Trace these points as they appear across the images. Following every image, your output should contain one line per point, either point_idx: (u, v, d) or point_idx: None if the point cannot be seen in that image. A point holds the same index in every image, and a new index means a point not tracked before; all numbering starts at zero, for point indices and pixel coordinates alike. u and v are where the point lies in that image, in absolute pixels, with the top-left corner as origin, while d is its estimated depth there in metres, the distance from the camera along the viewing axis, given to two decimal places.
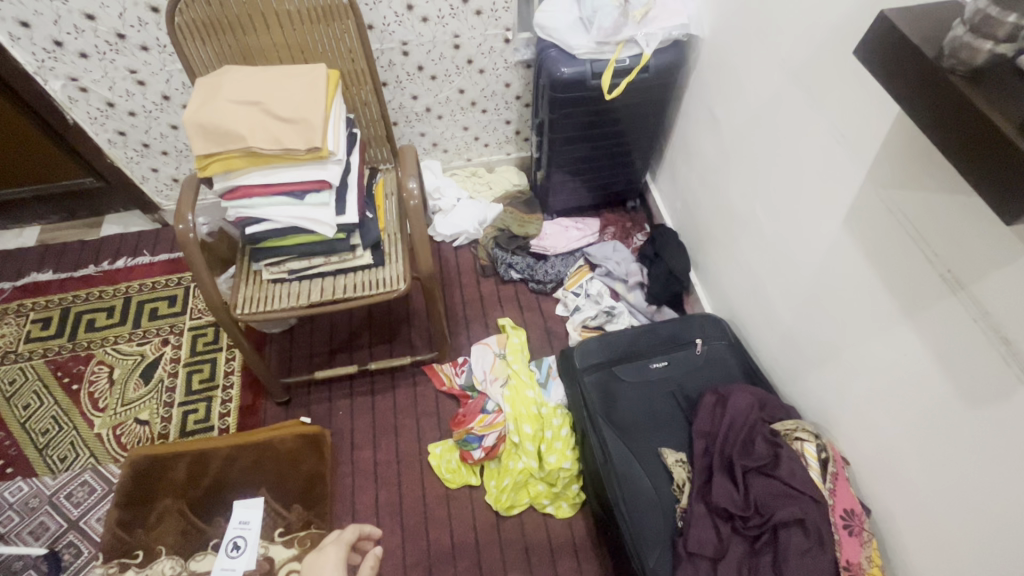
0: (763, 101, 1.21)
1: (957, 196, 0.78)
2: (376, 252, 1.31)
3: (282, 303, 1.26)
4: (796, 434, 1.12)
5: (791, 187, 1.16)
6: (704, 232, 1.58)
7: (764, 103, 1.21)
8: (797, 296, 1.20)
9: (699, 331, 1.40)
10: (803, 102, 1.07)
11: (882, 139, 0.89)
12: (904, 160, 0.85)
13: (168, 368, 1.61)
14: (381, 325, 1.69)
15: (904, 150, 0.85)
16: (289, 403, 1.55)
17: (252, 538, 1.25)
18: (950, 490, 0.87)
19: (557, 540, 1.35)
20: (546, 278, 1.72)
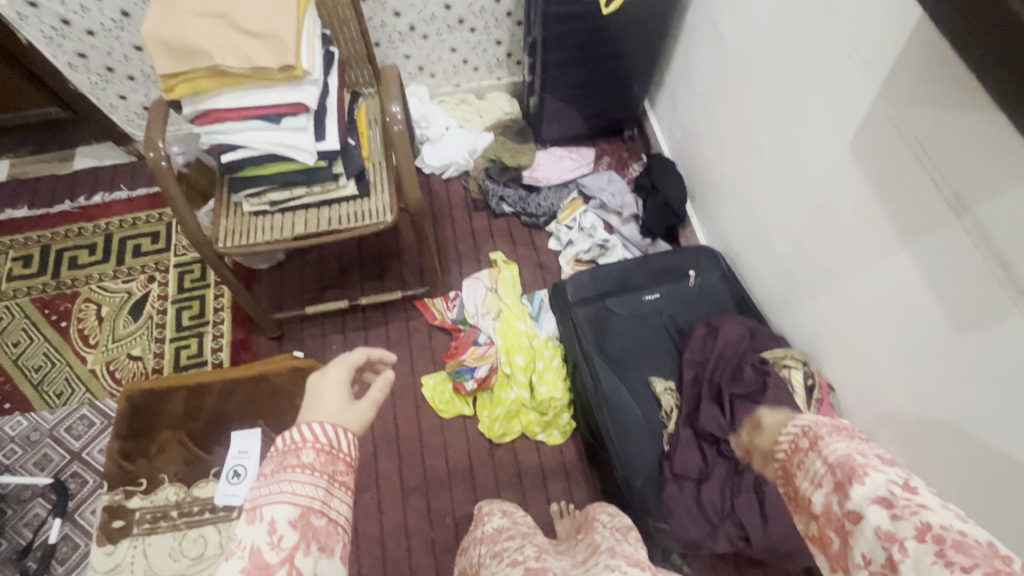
0: (772, 13, 1.12)
1: (972, 111, 0.73)
2: (361, 182, 1.25)
3: (265, 237, 1.22)
4: (786, 361, 1.14)
5: (796, 108, 1.09)
6: (703, 161, 1.52)
7: (773, 15, 1.12)
8: (795, 226, 1.18)
9: (693, 263, 1.38)
10: (816, 13, 0.99)
11: (897, 50, 0.83)
12: (920, 74, 0.80)
13: (156, 305, 1.59)
14: (371, 260, 1.66)
15: (920, 61, 0.79)
16: (282, 338, 1.55)
17: (252, 466, 1.31)
18: (934, 413, 0.89)
19: (549, 466, 1.40)
20: (539, 210, 1.67)
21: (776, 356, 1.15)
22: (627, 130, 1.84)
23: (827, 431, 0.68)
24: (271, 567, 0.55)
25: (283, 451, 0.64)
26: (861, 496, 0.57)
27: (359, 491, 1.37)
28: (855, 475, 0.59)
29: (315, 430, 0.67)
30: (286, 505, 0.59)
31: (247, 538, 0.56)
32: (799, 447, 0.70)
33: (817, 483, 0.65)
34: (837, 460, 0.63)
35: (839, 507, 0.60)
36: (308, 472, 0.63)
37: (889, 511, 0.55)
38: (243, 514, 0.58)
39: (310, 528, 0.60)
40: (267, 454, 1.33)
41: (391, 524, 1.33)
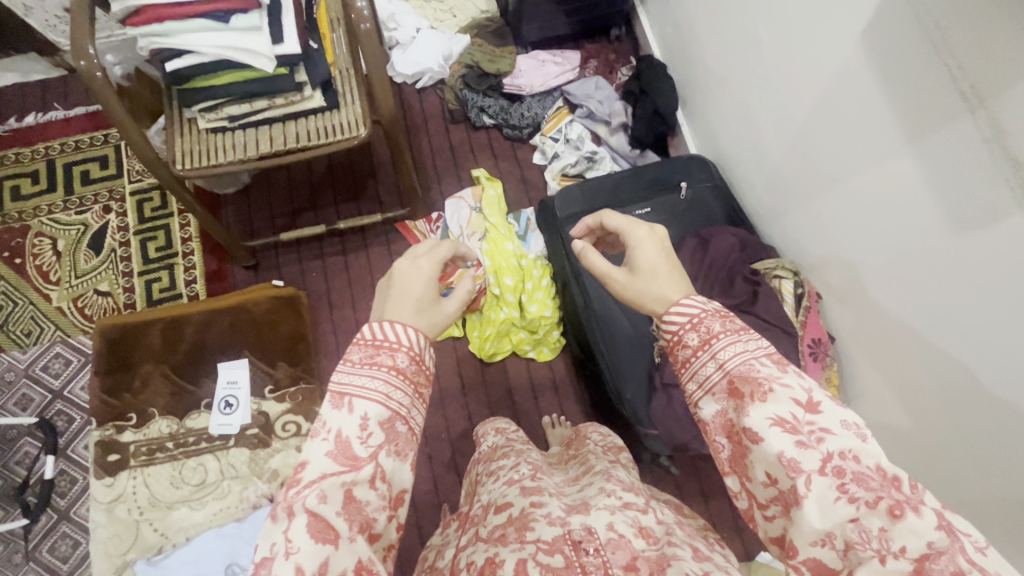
0: None
1: None
2: (328, 92, 1.13)
3: (228, 157, 1.11)
4: (776, 272, 1.11)
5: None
6: (698, 62, 1.42)
7: None
8: (793, 131, 1.12)
9: (685, 174, 1.33)
10: None
11: None
12: None
13: (118, 238, 1.49)
14: (345, 180, 1.56)
15: None
16: (258, 267, 1.48)
17: (243, 396, 1.30)
18: (914, 319, 0.91)
19: (540, 381, 1.43)
20: (522, 122, 1.57)
21: (768, 270, 1.13)
22: (614, 28, 1.69)
23: (721, 330, 0.64)
24: (359, 460, 0.55)
25: (376, 345, 0.61)
26: (762, 418, 0.57)
27: None
28: (757, 394, 0.58)
29: (402, 331, 0.62)
30: (376, 405, 0.57)
31: (339, 428, 0.55)
32: (684, 342, 0.66)
33: (707, 389, 0.64)
34: (738, 369, 0.61)
35: (735, 418, 0.61)
36: (399, 377, 0.60)
37: (793, 437, 0.55)
38: (330, 397, 0.57)
39: (395, 433, 0.58)
40: (257, 383, 1.31)
41: None
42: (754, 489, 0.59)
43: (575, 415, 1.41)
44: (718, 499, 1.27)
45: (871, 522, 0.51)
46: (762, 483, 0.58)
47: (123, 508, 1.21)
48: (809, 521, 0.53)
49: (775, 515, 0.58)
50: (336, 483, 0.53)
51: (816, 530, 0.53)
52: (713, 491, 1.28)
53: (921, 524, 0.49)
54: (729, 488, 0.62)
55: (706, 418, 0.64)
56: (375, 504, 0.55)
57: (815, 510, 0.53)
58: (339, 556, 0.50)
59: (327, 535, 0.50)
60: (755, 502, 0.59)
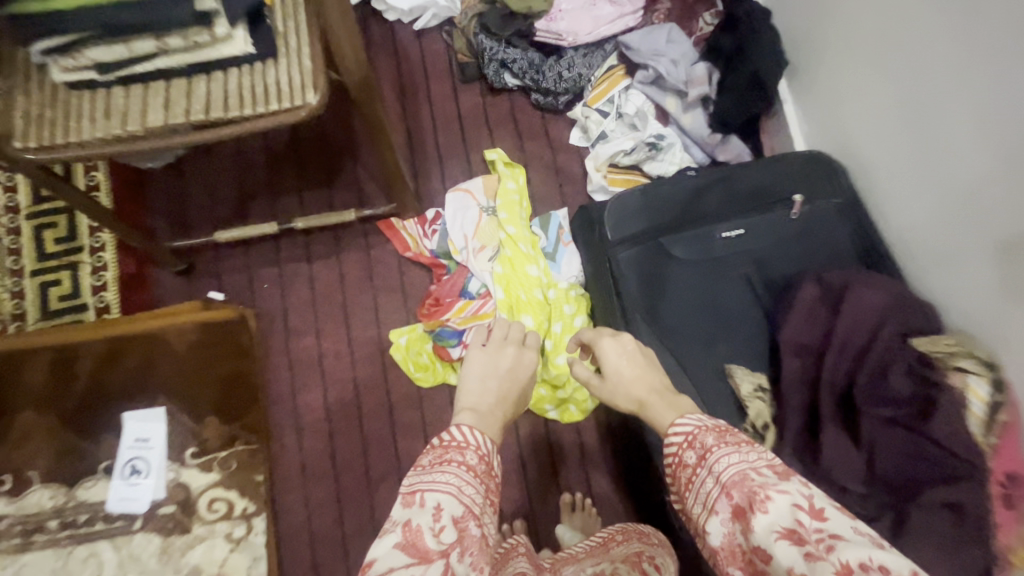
0: None
1: None
2: (259, 32, 0.72)
3: (97, 130, 0.70)
4: (958, 362, 0.68)
5: None
6: (829, 6, 0.94)
7: None
8: (1010, 137, 0.66)
9: (800, 182, 0.89)
10: None
11: None
12: None
13: (5, 223, 1.11)
14: (313, 157, 1.14)
15: None
16: (192, 273, 1.10)
17: (155, 461, 0.94)
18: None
19: (562, 450, 1.05)
20: (558, 86, 1.12)
21: (941, 352, 0.70)
22: None
23: (716, 442, 0.60)
24: (431, 556, 0.55)
25: (445, 446, 0.66)
26: (766, 530, 0.51)
27: (312, 481, 1.03)
28: (755, 504, 0.52)
29: (470, 432, 0.69)
30: (449, 497, 0.60)
31: (411, 517, 0.58)
32: (682, 462, 0.63)
33: (710, 507, 0.58)
34: (731, 480, 0.56)
35: (742, 542, 0.54)
36: (469, 471, 0.64)
37: (802, 549, 0.48)
38: (402, 497, 0.60)
39: (467, 535, 0.59)
40: (176, 443, 0.96)
41: (355, 522, 1.02)
42: None
43: (607, 499, 1.03)
44: None
45: None
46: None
47: None
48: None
49: None
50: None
51: None
52: None
53: None
54: None
55: (714, 545, 0.57)
56: None
57: None
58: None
59: None
60: None
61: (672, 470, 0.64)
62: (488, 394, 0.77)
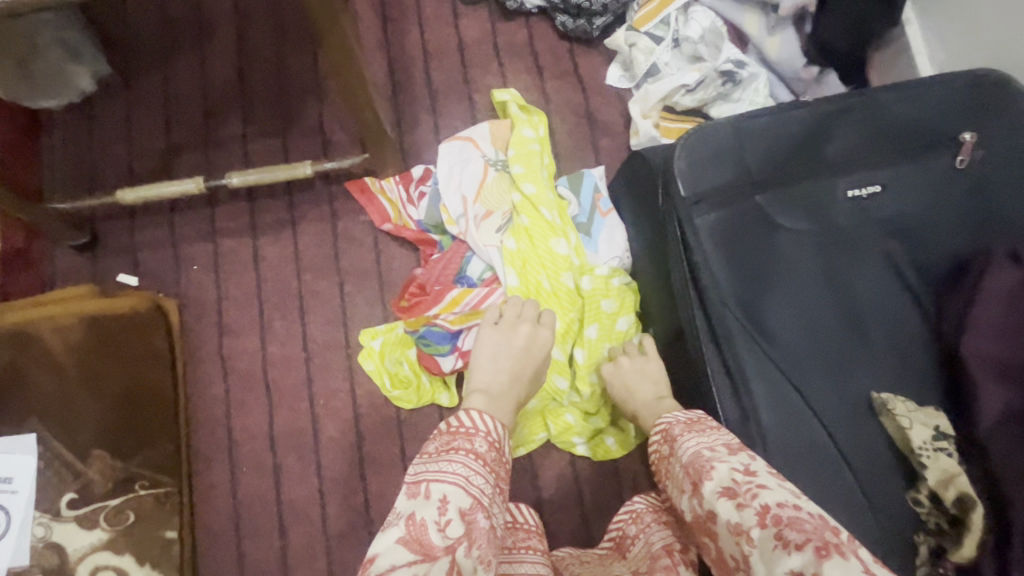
0: None
1: None
2: None
3: None
4: None
5: None
6: None
7: None
8: None
9: (970, 114, 0.59)
10: None
11: None
12: None
13: None
14: (264, 98, 0.86)
15: None
16: (98, 248, 0.82)
17: (18, 512, 0.66)
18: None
19: (598, 504, 0.74)
20: (594, 3, 0.83)
21: None
22: None
23: (684, 430, 0.51)
24: (436, 552, 0.41)
25: (451, 432, 0.50)
26: (709, 493, 0.44)
27: (248, 537, 0.75)
28: (697, 471, 0.45)
29: (480, 417, 0.52)
30: (458, 490, 0.44)
31: (413, 510, 0.42)
32: (661, 455, 0.52)
33: (678, 491, 0.48)
34: (687, 458, 0.47)
35: (698, 516, 0.45)
36: (480, 461, 0.48)
37: (731, 500, 0.42)
38: (403, 488, 0.45)
39: (476, 530, 0.43)
40: (50, 486, 0.68)
41: None
42: None
43: None
44: None
45: None
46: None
47: None
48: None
49: None
50: None
51: None
52: None
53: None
54: None
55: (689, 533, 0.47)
56: None
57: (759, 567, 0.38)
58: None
59: None
60: None
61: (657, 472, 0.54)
62: (501, 372, 0.60)
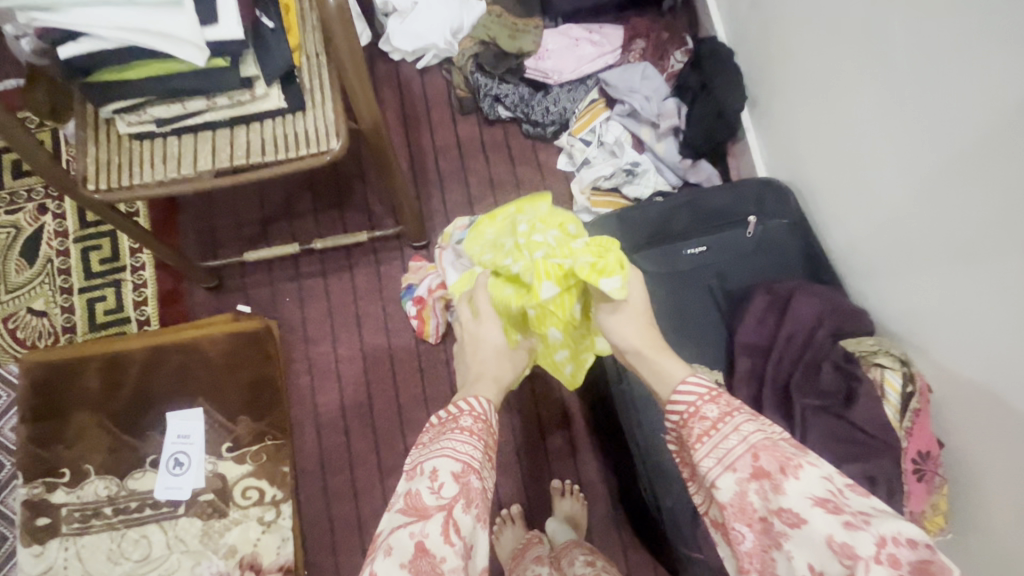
0: None
1: None
2: (290, 90, 0.85)
3: (156, 176, 0.84)
4: (875, 359, 0.83)
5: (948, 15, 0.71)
6: (779, 52, 1.09)
7: None
8: (924, 166, 0.79)
9: (755, 205, 1.03)
10: None
11: None
12: None
13: (55, 245, 1.24)
14: (327, 183, 1.28)
15: None
16: (221, 288, 1.24)
17: (196, 454, 1.08)
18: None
19: (553, 443, 1.19)
20: (546, 118, 1.26)
21: (863, 351, 0.85)
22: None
23: (745, 417, 0.59)
24: (427, 510, 0.61)
25: (444, 420, 0.72)
26: (799, 496, 0.51)
27: (330, 473, 1.16)
28: (788, 469, 0.53)
29: (471, 401, 0.75)
30: (447, 459, 0.65)
31: (412, 486, 0.63)
32: (699, 413, 0.62)
33: (725, 466, 0.58)
34: (763, 446, 0.56)
35: (759, 502, 0.55)
36: (466, 434, 0.69)
37: (840, 518, 0.49)
38: (410, 470, 0.66)
39: (467, 488, 0.64)
40: (214, 438, 1.09)
41: (368, 508, 1.15)
42: None
43: (593, 486, 1.17)
44: None
45: None
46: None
47: None
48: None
49: None
50: (404, 534, 0.59)
51: None
52: None
53: None
54: None
55: (724, 501, 0.58)
56: (451, 560, 0.58)
57: None
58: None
59: None
60: None
61: (677, 427, 0.65)
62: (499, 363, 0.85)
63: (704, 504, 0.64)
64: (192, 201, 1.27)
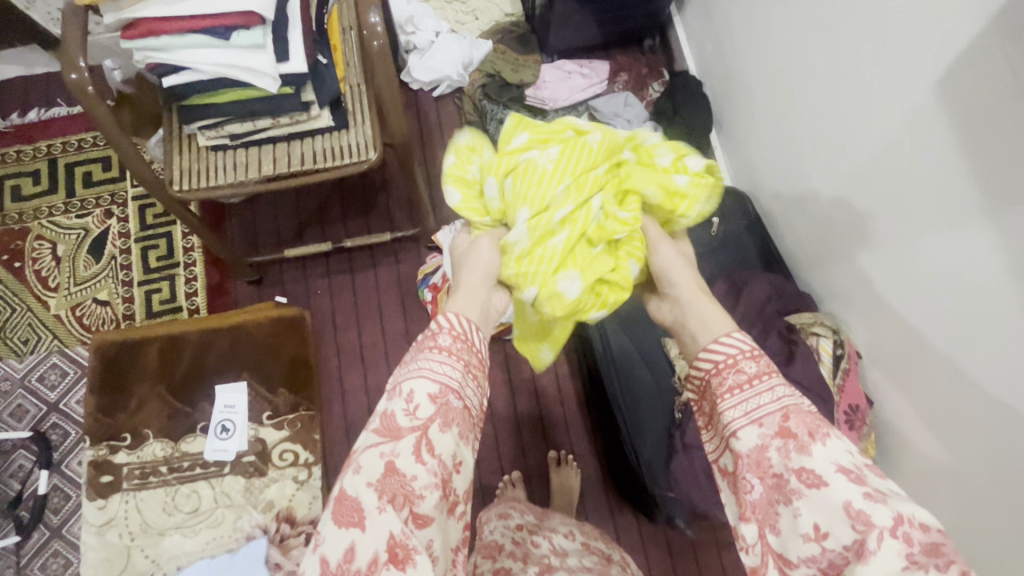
0: None
1: (1001, 109, 0.68)
2: (337, 111, 1.05)
3: (228, 178, 1.04)
4: (813, 329, 1.02)
5: (832, 73, 0.98)
6: (735, 87, 1.32)
7: None
8: (845, 172, 0.99)
9: (718, 209, 1.23)
10: None
11: (966, 41, 0.72)
12: (980, 74, 0.71)
13: (118, 245, 1.44)
14: (355, 194, 1.48)
15: (982, 57, 0.70)
16: (261, 282, 1.42)
17: (240, 421, 1.25)
18: (993, 383, 0.76)
19: (549, 417, 1.36)
20: None
21: (803, 323, 1.04)
22: (647, 39, 1.58)
23: (780, 379, 0.59)
24: (401, 431, 0.61)
25: (424, 337, 0.69)
26: (825, 461, 0.53)
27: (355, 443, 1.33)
28: (817, 434, 0.54)
29: (452, 317, 0.70)
30: (425, 381, 0.64)
31: (387, 408, 0.63)
32: (738, 365, 0.61)
33: (750, 418, 0.59)
34: (794, 408, 0.57)
35: (778, 460, 0.56)
36: (445, 354, 0.67)
37: (861, 488, 0.51)
38: (387, 390, 0.65)
39: (446, 409, 0.64)
40: (255, 408, 1.26)
41: None
42: (786, 541, 0.54)
43: (584, 455, 1.33)
44: (707, 551, 1.26)
45: None
46: (800, 538, 0.53)
47: (114, 533, 1.19)
48: None
49: None
50: (373, 455, 0.60)
51: None
52: (703, 543, 1.26)
53: None
54: (743, 536, 0.58)
55: (741, 451, 0.58)
56: (423, 480, 0.60)
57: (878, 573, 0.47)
58: (364, 541, 0.56)
59: (350, 521, 0.57)
60: (782, 562, 0.55)
61: (705, 376, 0.65)
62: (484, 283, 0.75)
63: (715, 451, 0.65)
64: (237, 207, 1.46)
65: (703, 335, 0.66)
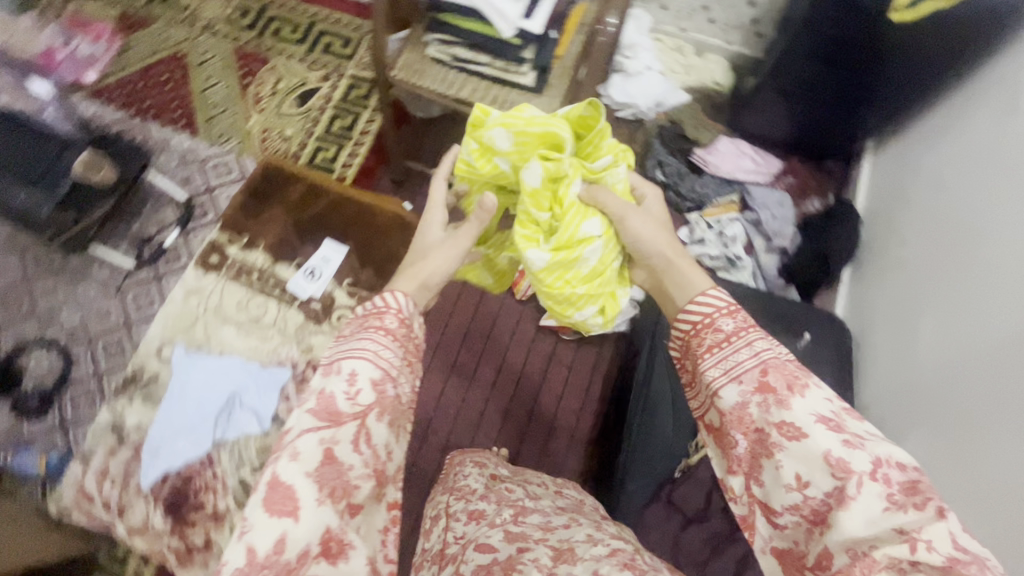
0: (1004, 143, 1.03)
1: None
2: (540, 78, 1.21)
3: (433, 86, 1.23)
4: None
5: (989, 251, 0.96)
6: (892, 235, 1.31)
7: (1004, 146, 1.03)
8: (958, 345, 0.96)
9: (815, 328, 1.22)
10: None
11: None
12: None
13: (319, 103, 1.72)
14: None
15: None
16: (401, 185, 1.63)
17: (326, 274, 1.44)
18: None
19: (559, 423, 1.41)
20: (688, 194, 1.55)
21: None
22: (831, 160, 1.57)
23: (760, 338, 0.64)
24: (340, 417, 0.61)
25: (367, 315, 0.71)
26: (804, 413, 0.58)
27: None
28: (795, 388, 0.60)
29: (393, 299, 0.73)
30: (365, 363, 0.65)
31: (325, 386, 0.63)
32: (718, 325, 0.67)
33: (730, 378, 0.64)
34: (771, 364, 0.62)
35: (759, 416, 0.61)
36: (388, 336, 0.69)
37: (840, 436, 0.56)
38: (322, 368, 0.65)
39: (382, 396, 0.65)
40: (342, 271, 1.44)
41: None
42: (771, 491, 0.60)
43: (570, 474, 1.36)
44: None
45: (905, 521, 0.52)
46: (783, 489, 0.58)
47: (196, 300, 1.45)
48: (851, 526, 0.53)
49: (798, 518, 0.58)
50: (314, 439, 0.59)
51: (858, 532, 0.53)
52: None
53: (938, 539, 0.50)
54: (731, 488, 0.63)
55: (725, 409, 0.64)
56: (357, 470, 0.61)
57: (857, 511, 0.53)
58: (298, 530, 0.55)
59: (282, 509, 0.56)
60: (769, 511, 0.60)
61: (688, 336, 0.70)
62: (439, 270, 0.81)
63: (698, 412, 0.70)
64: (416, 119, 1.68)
65: (682, 296, 0.74)
